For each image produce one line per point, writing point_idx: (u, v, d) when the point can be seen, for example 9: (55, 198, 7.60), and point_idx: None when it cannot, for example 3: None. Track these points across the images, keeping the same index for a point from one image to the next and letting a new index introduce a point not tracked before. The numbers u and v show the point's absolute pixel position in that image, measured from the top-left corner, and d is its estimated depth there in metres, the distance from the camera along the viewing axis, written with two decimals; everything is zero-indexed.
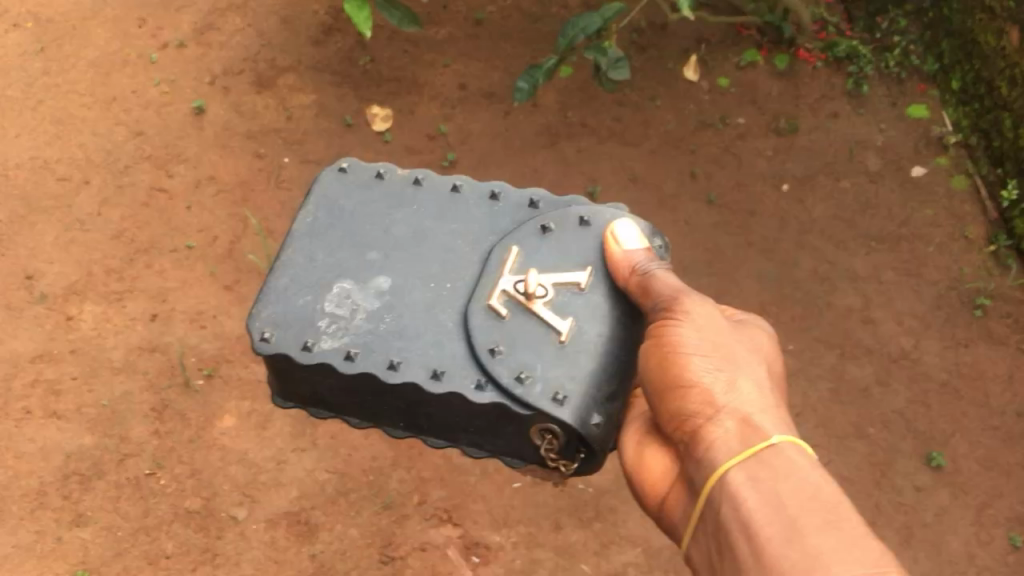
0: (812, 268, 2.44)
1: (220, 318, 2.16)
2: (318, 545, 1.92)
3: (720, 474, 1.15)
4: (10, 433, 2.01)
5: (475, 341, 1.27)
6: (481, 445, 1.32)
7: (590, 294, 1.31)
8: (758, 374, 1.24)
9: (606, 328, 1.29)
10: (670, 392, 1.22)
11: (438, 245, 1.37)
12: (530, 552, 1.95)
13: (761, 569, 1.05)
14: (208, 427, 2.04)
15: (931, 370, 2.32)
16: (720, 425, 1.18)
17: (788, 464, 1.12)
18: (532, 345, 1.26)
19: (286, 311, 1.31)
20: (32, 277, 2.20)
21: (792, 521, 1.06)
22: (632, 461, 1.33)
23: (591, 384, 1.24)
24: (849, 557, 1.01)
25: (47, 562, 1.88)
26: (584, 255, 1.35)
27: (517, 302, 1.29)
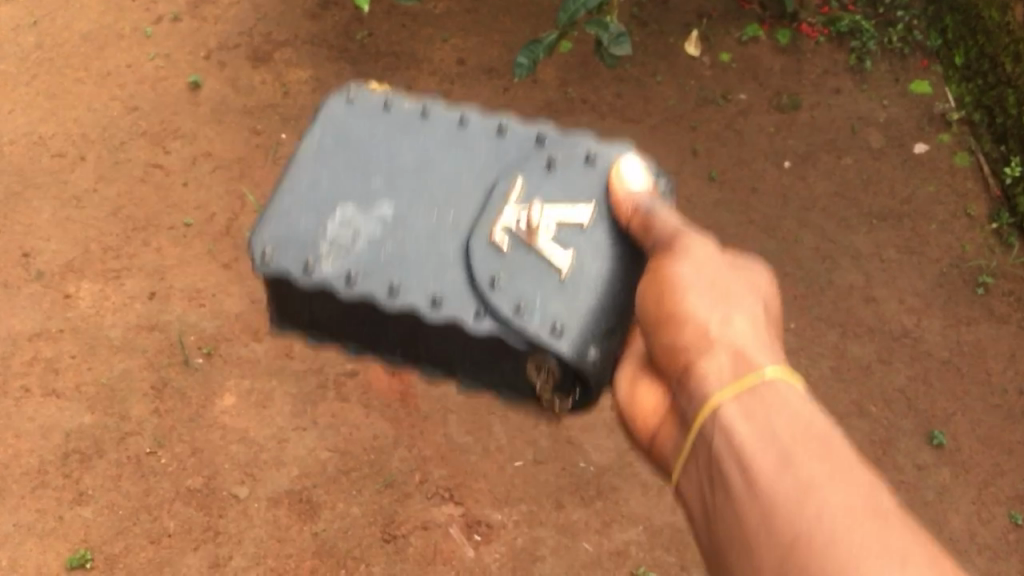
0: (814, 246, 2.43)
1: (219, 296, 2.15)
2: (320, 524, 1.92)
3: (712, 406, 1.07)
4: (9, 411, 1.99)
5: (476, 270, 1.24)
6: (478, 378, 1.29)
7: (591, 231, 1.29)
8: (757, 314, 1.16)
9: (606, 265, 1.27)
10: (665, 323, 1.17)
11: (442, 174, 1.33)
12: (532, 531, 1.95)
13: (753, 501, 0.97)
14: (209, 406, 2.03)
15: (933, 347, 2.32)
16: (713, 359, 1.10)
17: (782, 397, 1.04)
18: (531, 278, 1.24)
19: (288, 232, 1.29)
20: (29, 255, 2.18)
21: (786, 450, 0.99)
22: (624, 398, 1.27)
23: (589, 318, 1.22)
24: (844, 487, 0.94)
25: (49, 541, 1.87)
26: (588, 192, 1.31)
27: (517, 236, 1.26)
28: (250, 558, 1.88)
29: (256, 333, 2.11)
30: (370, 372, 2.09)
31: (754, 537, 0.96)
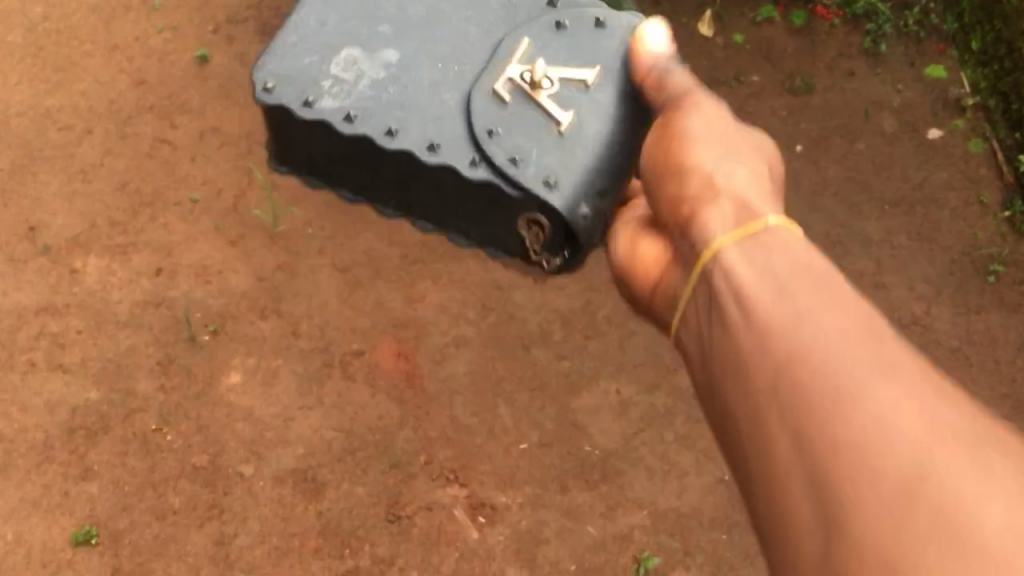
0: (824, 231, 2.41)
1: (225, 274, 2.14)
2: (325, 503, 1.92)
3: (713, 251, 1.04)
4: (15, 386, 1.99)
5: (475, 120, 1.18)
6: (468, 233, 1.25)
7: (595, 93, 1.22)
8: (760, 170, 1.16)
9: (605, 127, 1.21)
10: (676, 172, 1.16)
11: (451, 30, 1.26)
12: (536, 513, 1.95)
13: (746, 332, 0.93)
14: (215, 384, 2.02)
15: (942, 336, 2.30)
16: (717, 207, 1.09)
17: (781, 239, 1.00)
18: (532, 128, 1.19)
19: (292, 65, 1.22)
20: (35, 229, 2.17)
21: (785, 289, 0.93)
22: (623, 255, 1.24)
23: (585, 175, 1.17)
24: (839, 315, 0.88)
25: (54, 516, 1.88)
26: (597, 55, 1.25)
27: (521, 88, 1.20)
28: (254, 536, 1.89)
29: (262, 311, 2.10)
30: (376, 352, 2.08)
31: (743, 365, 0.91)
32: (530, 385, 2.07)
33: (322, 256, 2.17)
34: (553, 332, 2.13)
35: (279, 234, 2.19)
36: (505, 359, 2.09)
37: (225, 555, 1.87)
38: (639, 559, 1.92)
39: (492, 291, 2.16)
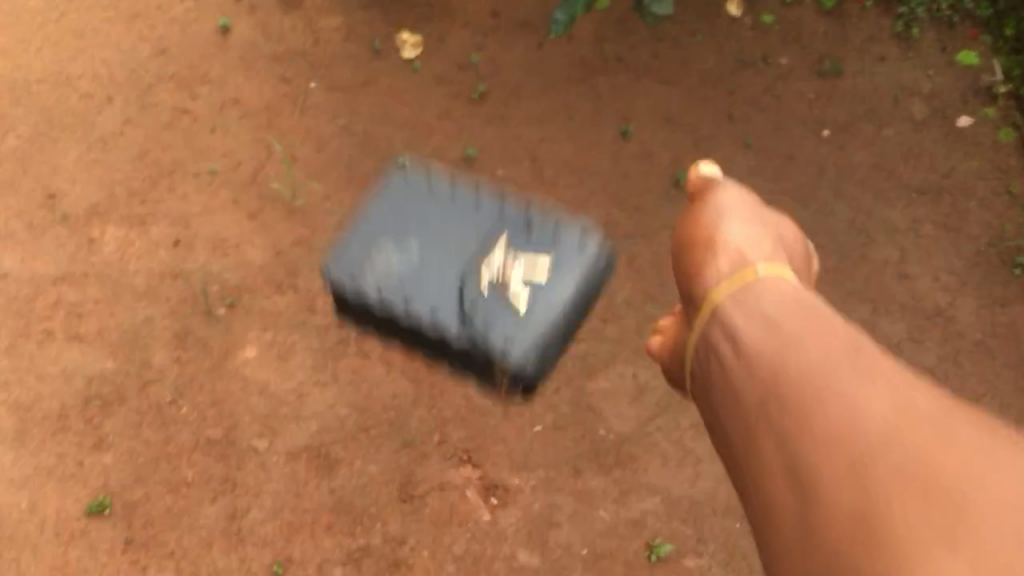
0: (849, 219, 2.38)
1: (243, 247, 2.13)
2: (338, 480, 1.92)
3: (711, 296, 1.38)
4: (32, 354, 1.98)
5: (464, 298, 1.72)
6: (464, 363, 1.75)
7: (549, 288, 1.72)
8: (764, 240, 1.47)
9: (560, 303, 1.70)
10: (688, 247, 1.51)
11: (457, 238, 1.78)
12: (549, 496, 1.95)
13: (738, 354, 1.23)
14: (230, 357, 2.01)
15: (965, 329, 2.27)
16: (719, 262, 1.43)
17: (768, 283, 1.34)
18: (499, 312, 1.70)
19: (346, 259, 1.77)
20: (54, 197, 2.15)
21: (770, 320, 1.24)
22: (664, 337, 1.58)
23: (532, 347, 1.69)
24: (819, 334, 1.18)
25: (69, 486, 1.89)
26: (555, 248, 1.75)
27: (496, 288, 1.72)
28: (267, 511, 1.89)
29: (279, 285, 2.09)
30: None
31: (740, 380, 1.21)
32: None
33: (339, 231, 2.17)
34: None
35: (297, 206, 2.20)
36: None
37: (237, 529, 1.87)
38: (651, 546, 1.92)
39: None
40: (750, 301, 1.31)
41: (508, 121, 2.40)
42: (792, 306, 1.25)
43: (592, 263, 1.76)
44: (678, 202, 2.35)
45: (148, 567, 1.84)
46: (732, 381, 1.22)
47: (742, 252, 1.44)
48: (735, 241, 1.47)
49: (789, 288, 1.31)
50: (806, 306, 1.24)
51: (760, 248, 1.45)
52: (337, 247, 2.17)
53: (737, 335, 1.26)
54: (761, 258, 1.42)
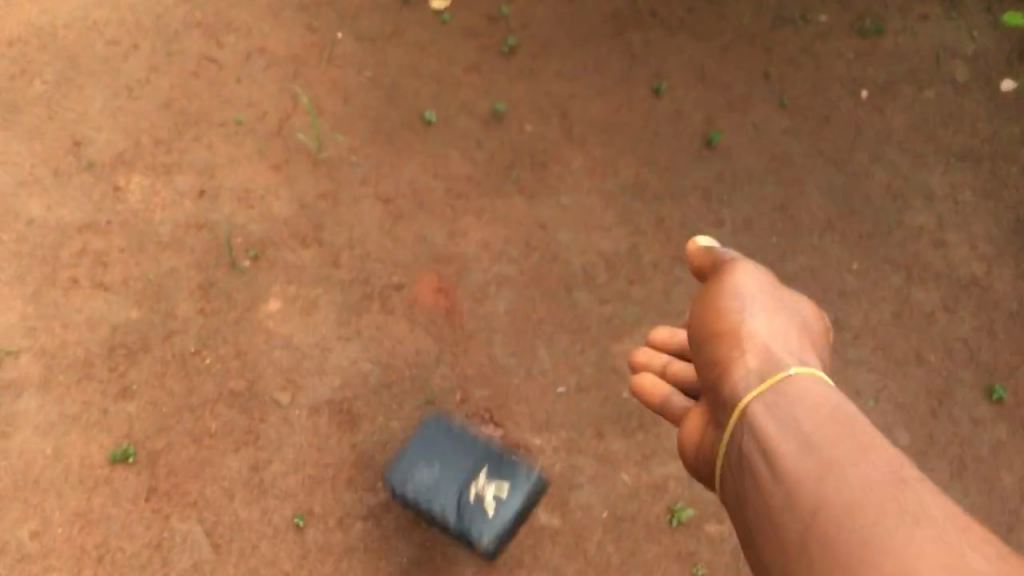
0: (885, 183, 2.31)
1: (268, 199, 2.12)
2: (360, 436, 1.92)
3: (741, 404, 1.29)
4: (57, 303, 1.95)
5: (449, 505, 1.83)
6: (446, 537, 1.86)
7: (512, 502, 1.82)
8: (787, 330, 1.41)
9: (513, 516, 1.82)
10: (710, 338, 1.44)
11: (448, 455, 1.87)
12: (570, 458, 1.94)
13: (776, 473, 1.17)
14: (254, 310, 2.00)
15: (1002, 299, 2.22)
16: (746, 359, 1.35)
17: (801, 390, 1.26)
18: (474, 514, 1.81)
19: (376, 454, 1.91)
20: (80, 144, 2.13)
21: (809, 439, 1.17)
22: (679, 432, 1.49)
23: (497, 538, 1.80)
24: (863, 461, 1.11)
25: (94, 434, 1.85)
26: (516, 498, 1.82)
27: (477, 502, 1.82)
28: (289, 464, 1.87)
29: (304, 239, 2.08)
30: (416, 286, 2.08)
31: (778, 504, 1.14)
32: (570, 328, 2.07)
33: (365, 185, 2.16)
34: (596, 276, 2.14)
35: (322, 158, 2.18)
36: (546, 301, 2.10)
37: (259, 482, 1.85)
38: (672, 510, 1.90)
39: (535, 231, 2.18)
40: (784, 410, 1.23)
41: (538, 76, 2.34)
42: (831, 425, 1.18)
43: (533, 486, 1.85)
44: (711, 163, 2.30)
45: (171, 517, 1.81)
46: (767, 503, 1.16)
47: (768, 345, 1.36)
48: (759, 330, 1.39)
49: (820, 397, 1.24)
50: (846, 428, 1.17)
51: (787, 344, 1.37)
52: (362, 200, 2.15)
53: (773, 452, 1.19)
54: (789, 354, 1.35)
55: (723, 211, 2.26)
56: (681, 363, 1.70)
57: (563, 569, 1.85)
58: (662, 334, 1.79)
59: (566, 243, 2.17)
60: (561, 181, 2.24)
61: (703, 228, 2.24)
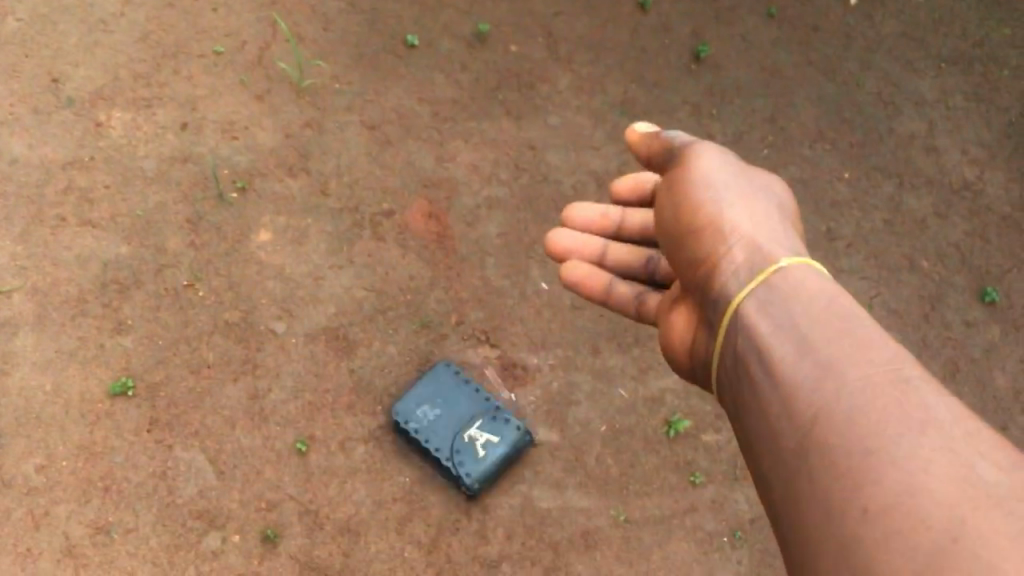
0: (876, 91, 2.33)
1: (253, 129, 2.10)
2: (357, 361, 1.91)
3: (735, 306, 1.16)
4: (46, 240, 1.94)
5: (447, 440, 1.83)
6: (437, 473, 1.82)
7: (499, 450, 1.82)
8: (770, 216, 1.29)
9: (501, 460, 1.82)
10: (689, 239, 1.31)
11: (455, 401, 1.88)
12: (567, 375, 1.95)
13: (771, 380, 1.04)
14: (245, 241, 1.99)
15: (994, 203, 2.22)
16: (731, 257, 1.23)
17: (794, 283, 1.13)
18: (466, 452, 1.82)
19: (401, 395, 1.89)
20: (59, 81, 2.10)
21: (804, 340, 1.04)
22: (664, 331, 1.37)
23: (483, 476, 1.80)
24: (863, 360, 0.99)
25: (90, 368, 1.84)
26: (512, 439, 1.84)
27: (472, 441, 1.83)
28: (288, 391, 1.86)
29: (291, 169, 2.07)
30: (407, 212, 2.07)
31: (774, 417, 1.02)
32: None
33: (351, 113, 2.15)
34: (587, 195, 2.14)
35: (304, 87, 2.16)
36: (537, 223, 2.09)
37: (259, 409, 1.84)
38: (670, 422, 1.91)
39: (524, 151, 2.16)
40: (778, 311, 1.10)
41: None
42: (829, 325, 1.05)
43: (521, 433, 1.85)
44: (700, 76, 2.29)
45: (174, 446, 1.79)
46: (763, 411, 1.04)
47: (755, 239, 1.24)
48: (741, 223, 1.26)
49: (816, 294, 1.10)
50: (846, 326, 1.04)
51: (772, 233, 1.25)
52: (347, 127, 2.13)
53: (766, 356, 1.06)
54: (777, 246, 1.22)
55: (712, 125, 2.24)
56: (620, 245, 1.63)
57: (565, 483, 1.84)
58: (585, 214, 1.67)
59: (555, 164, 2.16)
60: (548, 101, 2.23)
61: None
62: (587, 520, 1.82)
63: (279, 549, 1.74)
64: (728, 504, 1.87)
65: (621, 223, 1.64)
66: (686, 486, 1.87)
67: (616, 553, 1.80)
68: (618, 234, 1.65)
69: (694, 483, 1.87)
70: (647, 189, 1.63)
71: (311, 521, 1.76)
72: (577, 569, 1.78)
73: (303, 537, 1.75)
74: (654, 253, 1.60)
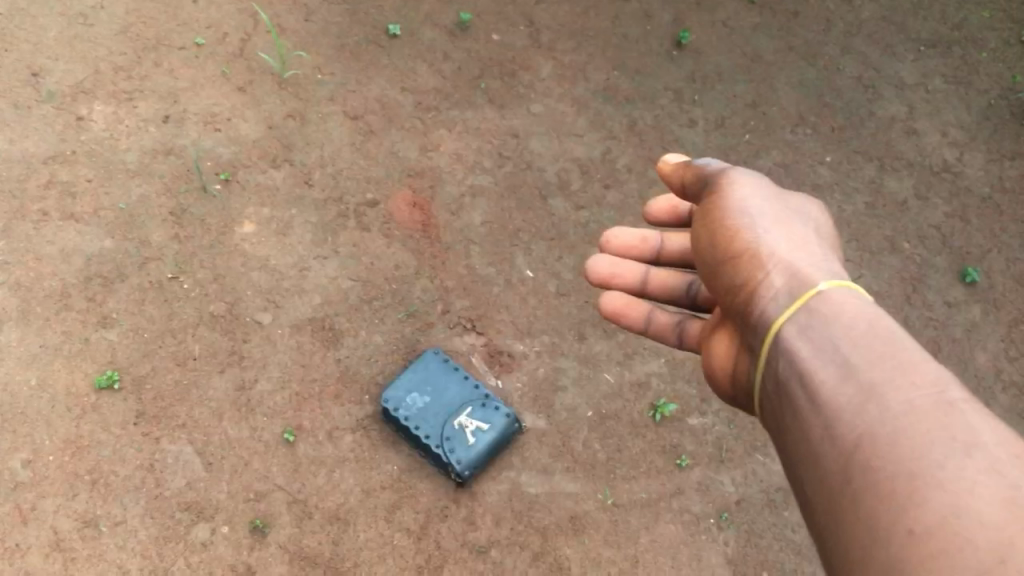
0: (856, 75, 2.35)
1: (234, 121, 2.10)
2: (343, 350, 1.91)
3: (775, 333, 1.08)
4: (28, 235, 1.93)
5: (436, 426, 1.84)
6: (429, 461, 1.83)
7: (489, 435, 1.84)
8: (808, 241, 1.20)
9: (490, 446, 1.83)
10: (726, 266, 1.21)
11: (444, 387, 1.89)
12: (553, 361, 1.95)
13: (812, 407, 0.98)
14: (229, 233, 1.99)
15: (973, 184, 2.24)
16: (770, 283, 1.13)
17: (834, 305, 1.05)
18: (455, 438, 1.83)
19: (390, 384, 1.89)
20: (39, 74, 2.09)
21: (844, 361, 0.98)
22: (704, 360, 1.28)
23: (472, 462, 1.81)
24: (906, 383, 0.93)
25: (76, 362, 1.83)
26: (501, 425, 1.85)
27: (461, 426, 1.84)
28: (275, 382, 1.86)
29: (274, 160, 2.07)
30: (391, 201, 2.07)
31: (816, 443, 0.95)
32: (547, 236, 2.08)
33: (333, 104, 2.16)
34: (571, 182, 2.14)
35: (286, 78, 2.17)
36: (522, 211, 2.10)
37: (246, 400, 1.84)
38: (656, 406, 1.93)
39: (508, 140, 2.17)
40: (817, 331, 1.03)
41: None
42: (872, 345, 0.98)
43: (509, 420, 1.87)
44: (681, 63, 2.31)
45: (161, 439, 1.79)
46: (804, 434, 0.97)
47: (794, 262, 1.15)
48: (779, 249, 1.17)
49: (857, 314, 1.03)
50: (888, 346, 0.98)
51: (813, 257, 1.16)
52: (330, 117, 2.14)
53: (806, 379, 1.00)
54: (818, 268, 1.14)
55: (694, 111, 2.25)
56: (662, 271, 1.56)
57: (552, 469, 1.85)
58: (623, 239, 1.59)
59: (538, 151, 2.17)
60: (531, 89, 2.24)
61: (675, 129, 2.23)
62: (575, 504, 1.83)
63: (268, 538, 1.73)
64: (714, 486, 1.88)
65: (661, 248, 1.58)
66: (672, 469, 1.88)
67: (605, 537, 1.80)
68: (655, 259, 1.59)
69: (681, 465, 1.88)
70: (683, 211, 1.58)
71: (300, 511, 1.76)
72: (566, 554, 1.78)
73: (292, 527, 1.75)
74: (694, 276, 1.55)
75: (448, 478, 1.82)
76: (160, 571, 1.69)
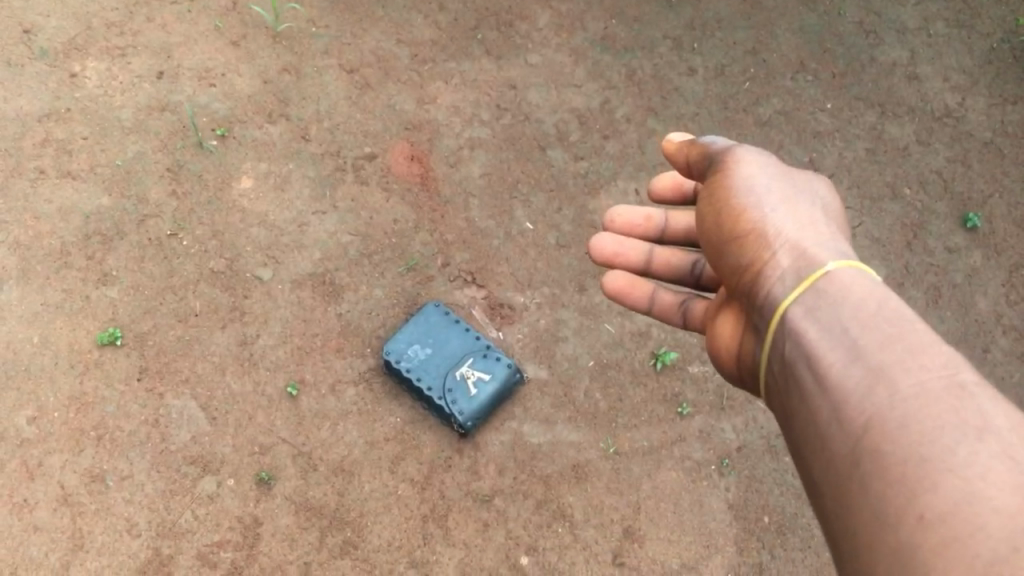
0: (857, 20, 2.32)
1: (229, 76, 2.09)
2: (344, 305, 1.91)
3: (781, 314, 1.07)
4: (25, 193, 1.92)
5: (438, 378, 1.84)
6: (432, 413, 1.84)
7: (491, 385, 1.85)
8: (815, 221, 1.19)
9: (492, 396, 1.84)
10: (732, 247, 1.21)
11: (446, 339, 1.89)
12: (554, 312, 1.96)
13: (820, 389, 0.96)
14: (226, 189, 1.98)
15: (975, 129, 2.22)
16: (777, 265, 1.13)
17: (842, 285, 1.04)
18: (457, 389, 1.83)
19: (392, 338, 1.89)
20: (30, 31, 2.08)
21: (853, 344, 0.97)
22: (709, 339, 1.28)
23: (474, 413, 1.82)
24: (916, 365, 0.91)
25: (78, 320, 1.84)
26: (503, 374, 1.86)
27: (463, 377, 1.85)
28: (277, 337, 1.87)
29: (270, 115, 2.06)
30: (389, 155, 2.06)
31: (824, 427, 0.94)
32: (547, 187, 2.07)
33: (328, 57, 2.14)
34: (569, 133, 2.12)
35: (280, 32, 2.15)
36: (520, 163, 2.08)
37: (249, 355, 1.85)
38: (657, 355, 1.93)
39: (505, 92, 2.15)
40: (823, 313, 1.02)
41: None
42: (881, 327, 0.97)
43: (511, 370, 1.87)
44: (680, 11, 2.28)
45: (165, 395, 1.80)
46: (812, 416, 0.96)
47: (801, 243, 1.14)
48: (786, 230, 1.16)
49: (865, 295, 1.02)
50: (897, 327, 0.97)
51: (819, 238, 1.15)
52: (326, 70, 2.12)
53: (814, 361, 0.98)
54: (824, 247, 1.13)
55: (694, 59, 2.23)
56: (667, 249, 1.56)
57: (554, 419, 1.86)
58: (628, 217, 1.59)
59: (536, 103, 2.15)
60: (528, 40, 2.22)
61: (675, 77, 2.21)
62: (577, 453, 1.84)
63: (274, 491, 1.75)
64: (715, 434, 1.89)
65: (665, 227, 1.58)
66: (673, 417, 1.89)
67: (607, 484, 1.82)
68: (661, 238, 1.59)
69: (682, 413, 1.90)
70: (688, 188, 1.55)
71: (304, 463, 1.78)
72: (569, 501, 1.80)
73: (297, 479, 1.76)
74: (699, 254, 1.55)
75: (451, 431, 1.83)
76: (167, 524, 1.71)
